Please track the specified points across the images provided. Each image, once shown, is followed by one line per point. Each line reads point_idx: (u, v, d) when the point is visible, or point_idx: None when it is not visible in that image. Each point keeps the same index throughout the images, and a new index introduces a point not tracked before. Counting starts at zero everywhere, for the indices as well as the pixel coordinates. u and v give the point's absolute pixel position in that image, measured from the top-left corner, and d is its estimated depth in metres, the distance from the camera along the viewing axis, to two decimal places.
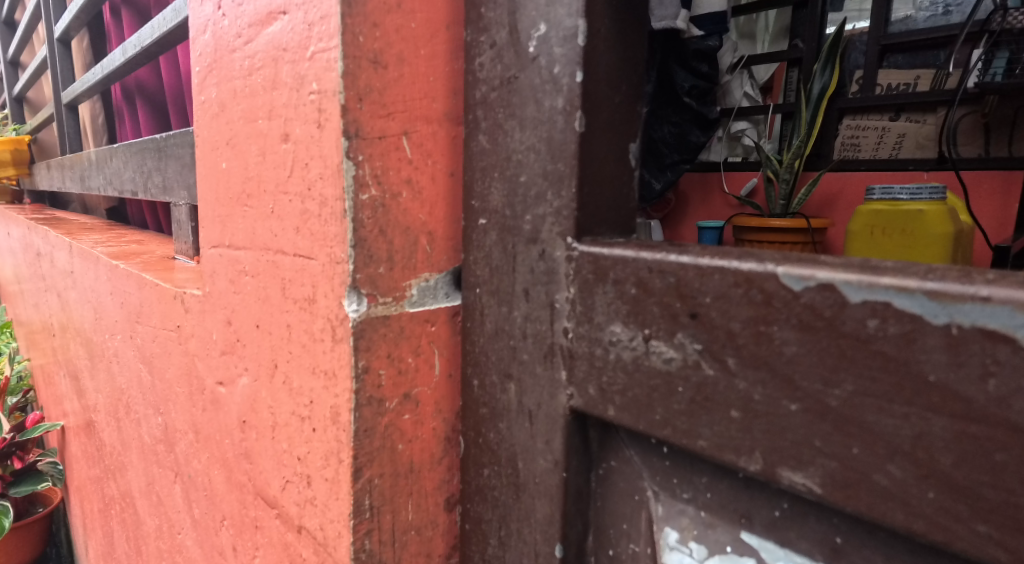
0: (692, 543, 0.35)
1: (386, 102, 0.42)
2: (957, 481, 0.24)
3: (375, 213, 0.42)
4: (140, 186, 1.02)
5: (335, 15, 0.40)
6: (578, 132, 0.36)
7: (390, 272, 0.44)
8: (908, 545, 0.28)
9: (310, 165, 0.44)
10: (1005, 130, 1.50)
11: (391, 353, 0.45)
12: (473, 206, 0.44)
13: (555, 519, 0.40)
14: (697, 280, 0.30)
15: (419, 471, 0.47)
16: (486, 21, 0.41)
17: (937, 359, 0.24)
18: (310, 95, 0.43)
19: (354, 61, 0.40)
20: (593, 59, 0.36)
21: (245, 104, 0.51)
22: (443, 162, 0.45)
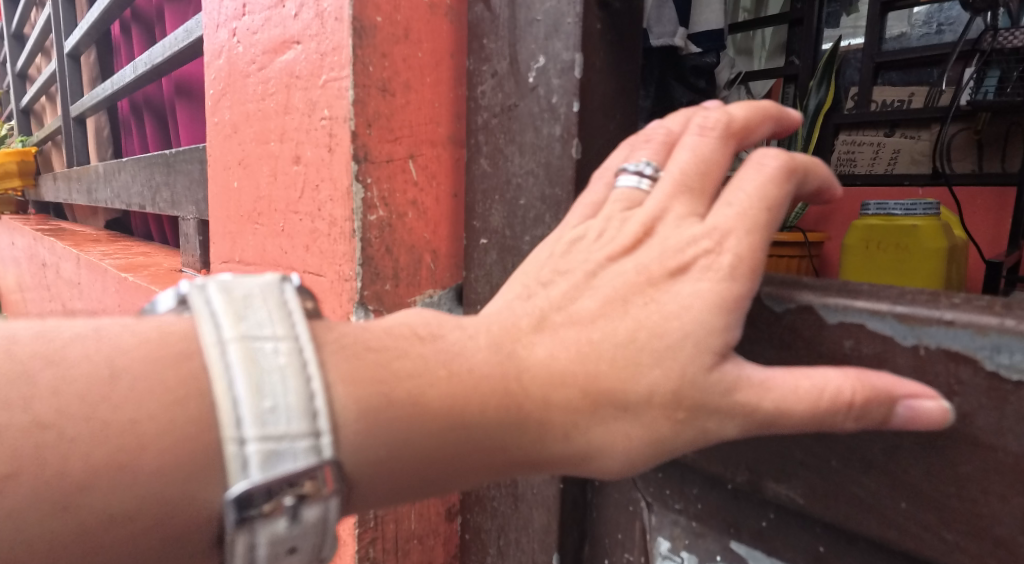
0: (682, 552, 0.37)
1: (394, 127, 0.44)
2: (927, 491, 0.26)
3: (381, 233, 0.44)
4: (147, 200, 1.04)
5: (346, 46, 0.41)
6: (575, 159, 0.38)
7: (395, 288, 0.46)
8: (885, 553, 0.30)
9: (321, 187, 0.46)
10: (998, 147, 1.35)
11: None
12: (473, 226, 0.46)
13: (551, 529, 0.42)
14: None
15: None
16: (488, 52, 0.43)
17: (906, 378, 0.26)
18: (322, 120, 0.45)
19: (364, 90, 0.42)
20: (589, 90, 0.38)
21: (257, 127, 0.53)
22: (446, 183, 0.48)
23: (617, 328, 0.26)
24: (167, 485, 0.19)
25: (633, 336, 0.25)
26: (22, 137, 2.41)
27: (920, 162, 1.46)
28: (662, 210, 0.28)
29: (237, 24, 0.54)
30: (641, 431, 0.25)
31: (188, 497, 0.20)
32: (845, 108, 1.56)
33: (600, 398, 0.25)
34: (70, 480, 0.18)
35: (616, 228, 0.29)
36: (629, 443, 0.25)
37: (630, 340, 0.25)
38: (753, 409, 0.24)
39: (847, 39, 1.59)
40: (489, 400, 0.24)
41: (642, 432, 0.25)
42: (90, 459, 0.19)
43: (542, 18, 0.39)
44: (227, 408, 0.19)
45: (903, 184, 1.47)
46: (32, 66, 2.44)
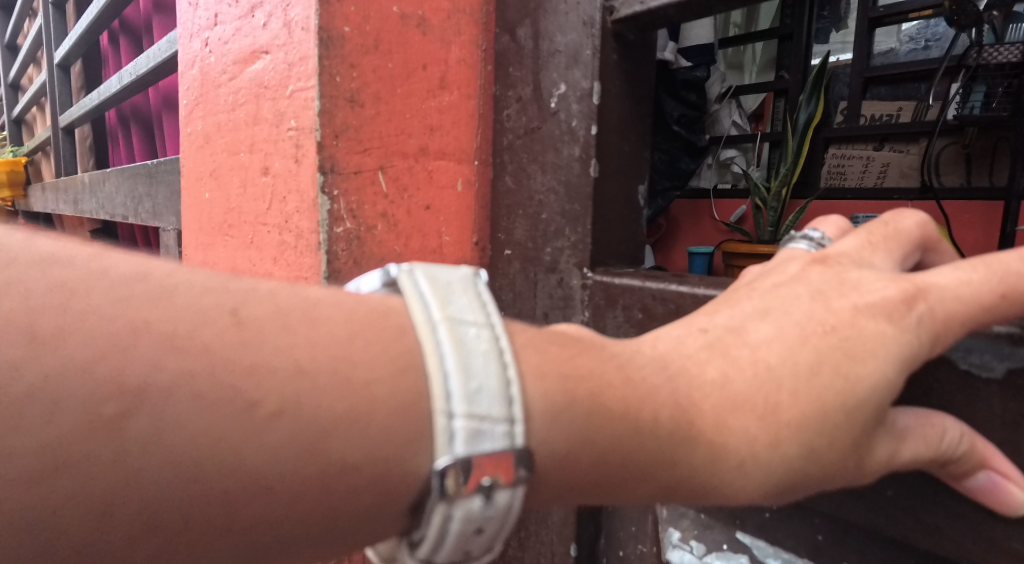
0: (692, 541, 0.38)
1: (363, 138, 0.40)
2: (913, 485, 0.30)
3: (349, 246, 0.40)
4: (130, 210, 1.05)
5: (312, 57, 0.37)
6: (593, 176, 0.43)
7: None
8: (878, 544, 0.33)
9: (289, 199, 0.44)
10: (985, 162, 1.39)
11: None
12: (498, 239, 0.45)
13: (569, 521, 0.43)
14: (692, 307, 0.35)
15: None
16: (513, 79, 0.43)
17: None
18: (287, 132, 0.43)
19: (331, 100, 0.38)
20: (607, 114, 0.43)
21: (229, 138, 0.52)
22: (417, 195, 0.43)
23: (798, 356, 0.26)
24: (388, 445, 0.19)
25: (815, 370, 0.25)
26: (14, 148, 2.42)
27: (909, 175, 1.50)
28: (842, 253, 0.31)
29: (210, 34, 0.54)
30: (804, 463, 0.25)
31: (397, 463, 0.19)
32: (834, 122, 1.61)
33: (784, 431, 0.24)
34: (317, 428, 0.18)
35: (785, 269, 0.31)
36: (787, 476, 0.25)
37: (815, 372, 0.25)
38: (894, 463, 0.26)
39: (836, 55, 1.64)
40: (661, 411, 0.24)
41: (805, 462, 0.24)
42: (335, 408, 0.19)
43: (563, 49, 0.42)
44: (437, 383, 0.19)
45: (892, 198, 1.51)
46: (24, 76, 2.45)
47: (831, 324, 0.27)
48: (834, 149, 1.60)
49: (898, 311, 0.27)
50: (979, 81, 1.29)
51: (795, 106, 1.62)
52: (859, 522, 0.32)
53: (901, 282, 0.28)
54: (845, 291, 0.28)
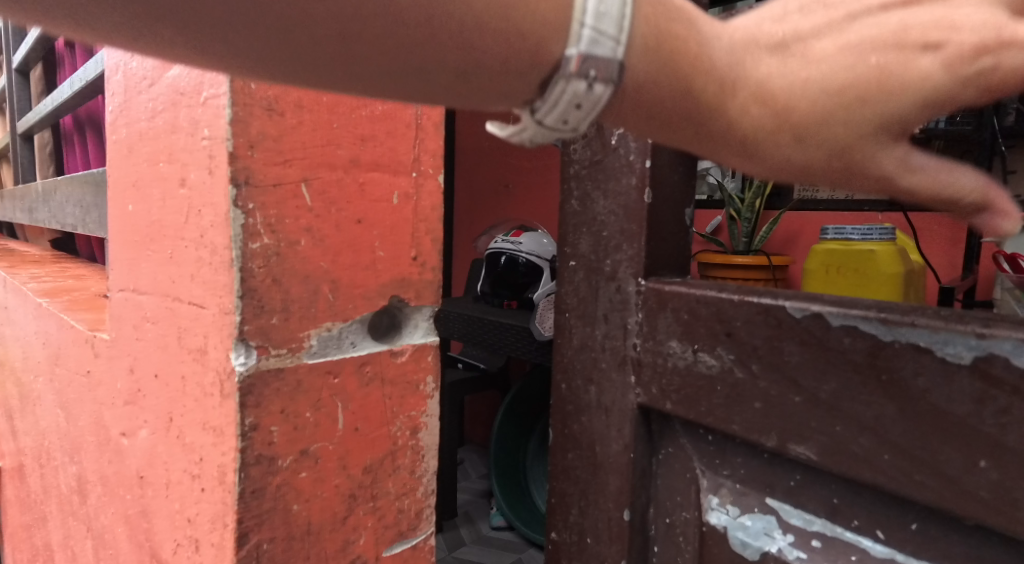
0: (728, 504, 0.46)
1: (282, 149, 0.49)
2: (909, 450, 0.37)
3: (266, 262, 0.49)
4: (78, 221, 0.92)
5: (224, 76, 0.46)
6: (648, 203, 0.47)
7: (284, 322, 0.50)
8: (883, 501, 0.39)
9: (203, 212, 0.50)
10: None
11: (286, 409, 0.51)
12: (565, 251, 0.54)
13: (624, 490, 0.50)
14: (732, 309, 0.44)
15: (379, 482, 0.59)
16: None
17: (859, 357, 0.39)
18: (203, 141, 0.49)
19: (245, 108, 0.47)
20: (659, 151, 0.48)
21: (149, 144, 0.57)
22: (348, 208, 0.53)
23: (826, 80, 0.37)
24: (544, 25, 0.32)
25: (833, 94, 0.37)
26: None
27: None
28: (912, 14, 0.39)
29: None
30: (787, 149, 0.38)
31: (547, 38, 0.32)
32: None
33: (785, 125, 0.38)
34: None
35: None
36: (770, 145, 0.39)
37: (832, 95, 0.37)
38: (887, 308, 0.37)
39: None
40: (718, 80, 0.37)
41: (790, 148, 0.38)
42: None
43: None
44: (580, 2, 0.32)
45: (863, 210, 1.61)
46: None
47: (866, 68, 0.37)
48: None
49: (919, 66, 0.37)
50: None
51: None
52: (874, 484, 0.38)
53: (934, 73, 0.37)
54: (892, 39, 0.37)
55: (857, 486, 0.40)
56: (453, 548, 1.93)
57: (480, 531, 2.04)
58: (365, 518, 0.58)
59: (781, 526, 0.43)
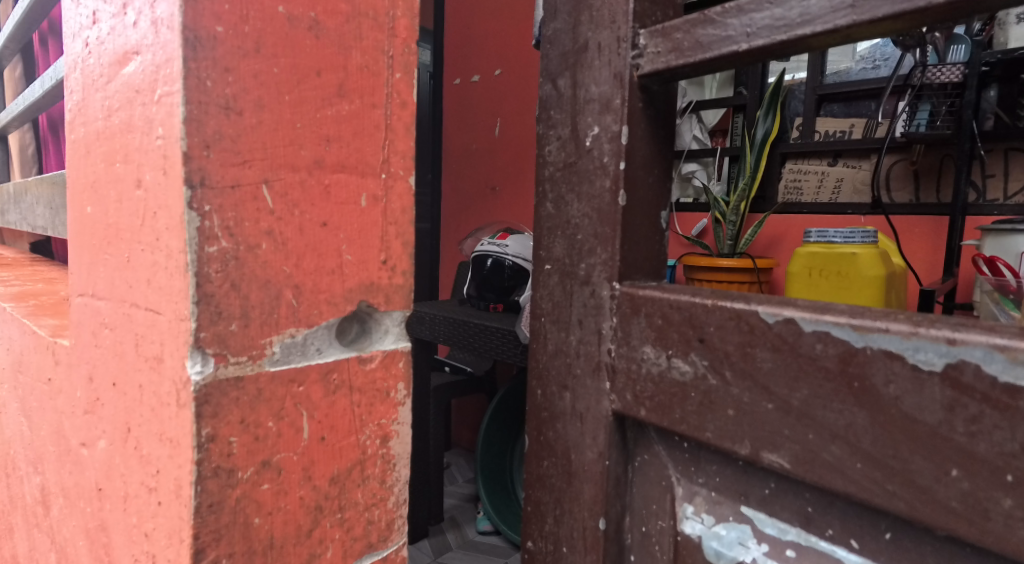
0: (703, 513, 0.45)
1: (241, 149, 0.41)
2: (880, 460, 0.36)
3: (225, 267, 0.40)
4: (49, 222, 0.90)
5: (178, 58, 0.38)
6: (621, 205, 0.46)
7: (244, 329, 0.42)
8: (857, 510, 0.38)
9: (159, 215, 0.42)
10: (932, 178, 1.52)
11: (245, 419, 0.43)
12: (540, 255, 0.53)
13: (598, 499, 0.49)
14: (705, 315, 0.43)
15: (346, 493, 0.49)
16: (554, 120, 0.51)
17: (831, 364, 0.38)
18: (157, 140, 0.41)
19: (200, 107, 0.39)
20: (633, 152, 0.46)
21: (105, 147, 0.49)
22: (313, 212, 0.45)
23: None
24: None
25: None
26: None
27: (863, 191, 1.63)
28: None
29: (89, 33, 0.51)
30: None
31: None
32: (790, 137, 1.73)
33: None
34: None
35: None
36: None
37: None
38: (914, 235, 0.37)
39: (791, 73, 1.74)
40: None
41: None
42: None
43: (596, 98, 0.47)
44: None
45: (846, 212, 1.63)
46: None
47: None
48: (791, 164, 1.73)
49: None
50: (924, 100, 1.42)
51: (754, 121, 1.73)
52: (846, 494, 0.38)
53: None
54: None
55: (831, 495, 0.39)
56: (439, 552, 1.91)
57: (466, 536, 2.01)
58: (332, 531, 0.49)
59: (755, 536, 0.42)
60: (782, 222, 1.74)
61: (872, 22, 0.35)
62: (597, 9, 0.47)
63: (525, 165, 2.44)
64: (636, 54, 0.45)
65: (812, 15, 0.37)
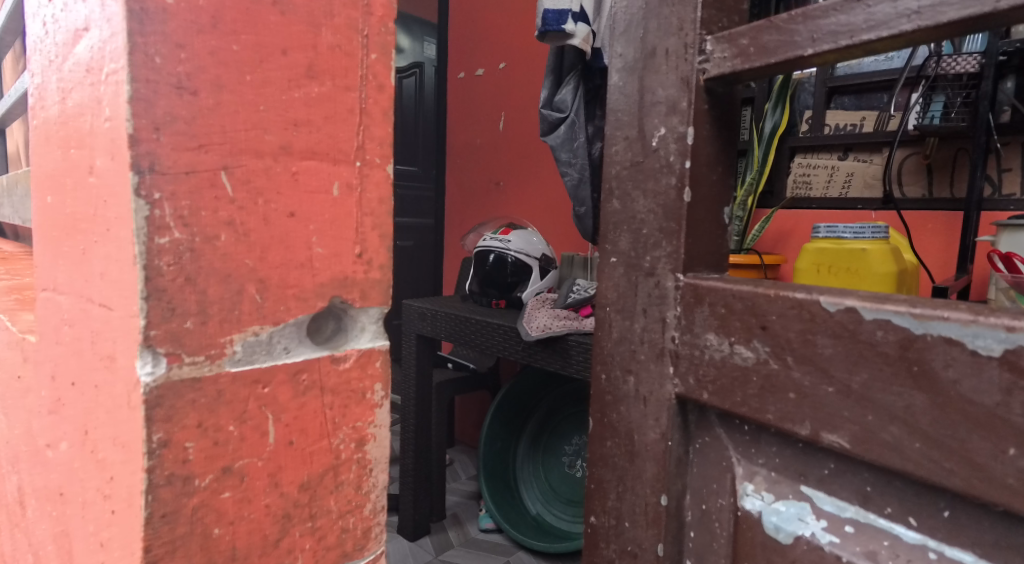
0: (762, 491, 0.48)
1: (196, 133, 0.42)
2: (940, 441, 0.39)
3: (178, 259, 0.42)
4: None
5: (122, 32, 0.39)
6: (687, 201, 0.49)
7: (201, 327, 0.44)
8: (915, 489, 0.41)
9: (110, 203, 0.43)
10: (946, 173, 1.51)
11: (203, 423, 0.45)
12: (605, 248, 0.56)
13: (660, 476, 0.52)
14: (767, 304, 0.46)
15: (318, 500, 0.52)
16: (621, 122, 0.54)
17: (891, 351, 0.41)
18: (106, 121, 0.42)
19: (149, 85, 0.40)
20: (697, 151, 0.49)
21: (61, 132, 0.50)
22: (278, 201, 0.46)
23: None
24: None
25: None
26: None
27: (873, 186, 1.62)
28: None
29: (47, 14, 0.52)
30: None
31: None
32: (800, 131, 1.72)
33: None
34: None
35: None
36: None
37: None
38: None
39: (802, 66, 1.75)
40: None
41: None
42: None
43: (663, 100, 0.50)
44: None
45: (857, 207, 1.64)
46: None
47: None
48: (800, 158, 1.72)
49: None
50: (938, 92, 1.38)
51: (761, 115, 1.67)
52: (906, 473, 0.40)
53: None
54: None
55: (890, 475, 0.42)
56: (440, 551, 1.93)
57: (468, 534, 2.05)
58: (303, 540, 0.52)
59: (814, 512, 0.45)
60: (792, 216, 1.76)
61: (936, 28, 0.37)
62: (664, 17, 0.50)
63: (529, 159, 2.47)
64: (703, 59, 0.48)
65: (878, 20, 0.39)
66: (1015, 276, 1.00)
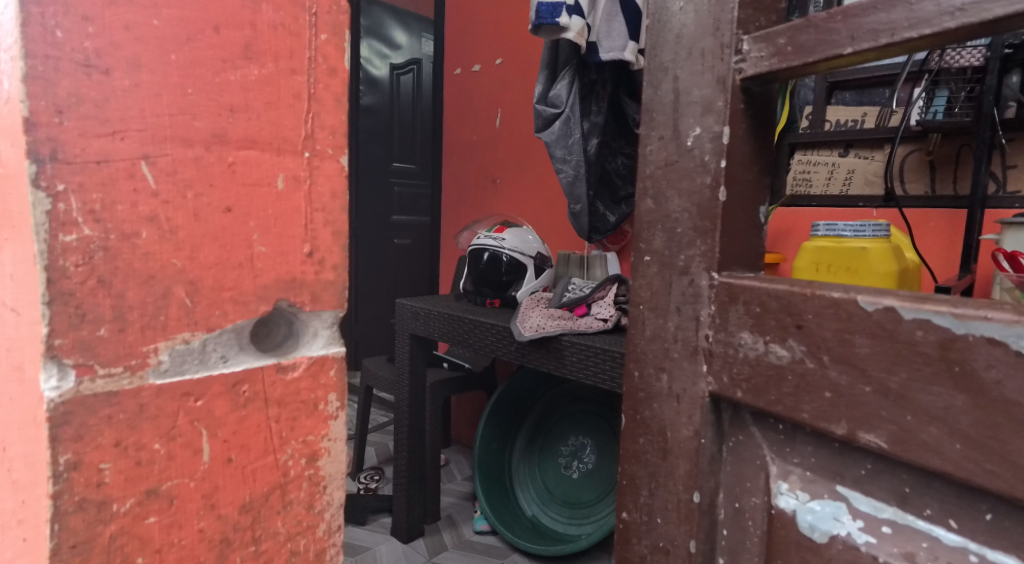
0: (797, 490, 0.48)
1: (108, 118, 0.42)
2: (981, 442, 0.38)
3: (87, 259, 0.42)
4: None
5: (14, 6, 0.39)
6: (722, 200, 0.49)
7: (117, 335, 0.44)
8: (954, 490, 0.40)
9: (15, 193, 0.42)
10: (949, 169, 1.47)
11: (122, 442, 0.44)
12: (639, 247, 0.56)
13: (693, 473, 0.53)
14: (803, 302, 0.46)
15: (263, 521, 0.53)
16: (655, 122, 0.54)
17: (932, 350, 0.40)
18: (5, 101, 0.41)
19: (48, 62, 0.40)
20: (733, 151, 0.49)
21: None
22: (211, 194, 0.46)
23: None
24: None
25: None
26: None
27: (874, 183, 1.57)
28: None
29: None
30: None
31: None
32: (800, 127, 1.68)
33: None
34: None
35: None
36: None
37: None
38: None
39: None
40: None
41: None
42: None
43: (698, 100, 0.50)
44: None
45: (857, 205, 1.59)
46: None
47: None
48: (800, 155, 1.68)
49: None
50: (941, 87, 1.39)
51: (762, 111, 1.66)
52: (943, 473, 0.40)
53: None
54: None
55: (927, 476, 0.41)
56: (433, 553, 1.92)
57: (462, 535, 2.03)
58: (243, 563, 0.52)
59: (850, 512, 0.45)
60: (789, 214, 1.71)
61: (980, 25, 0.37)
62: (699, 16, 0.50)
63: (524, 156, 2.47)
64: (739, 59, 0.48)
65: (920, 18, 0.39)
66: (1018, 274, 0.97)
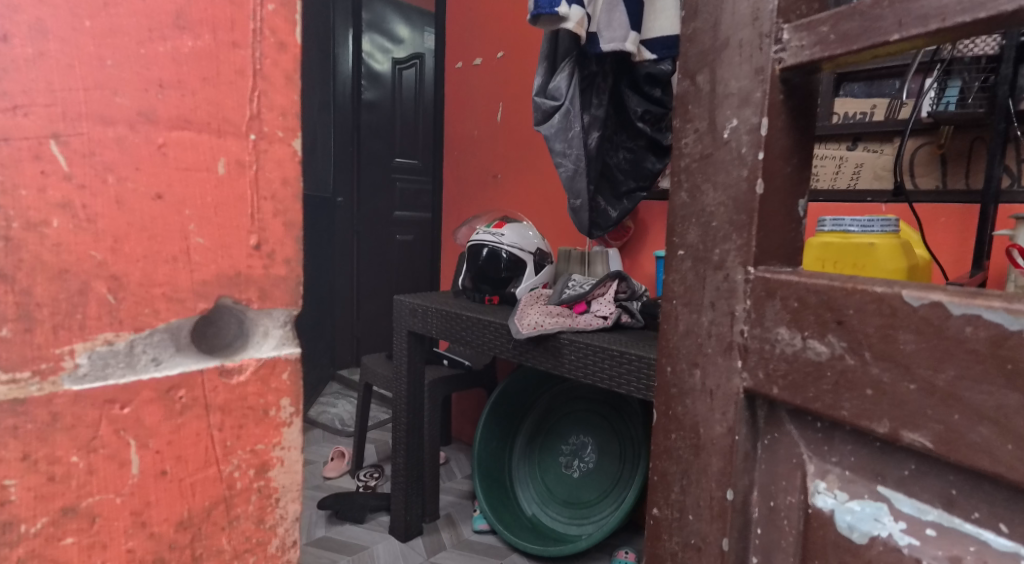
0: (835, 490, 0.47)
1: (8, 89, 0.34)
2: None
3: None
4: None
5: None
6: (759, 193, 0.48)
7: (22, 336, 0.36)
8: (1006, 493, 0.38)
9: None
10: (961, 163, 1.42)
11: (30, 456, 0.37)
12: (673, 241, 0.55)
13: (727, 471, 0.52)
14: (844, 297, 0.44)
15: (203, 539, 0.43)
16: (692, 114, 0.52)
17: (982, 347, 0.38)
18: None
19: None
20: (771, 143, 0.48)
21: None
22: (137, 178, 0.38)
23: None
24: None
25: None
26: None
27: (884, 177, 1.53)
28: None
29: None
30: None
31: None
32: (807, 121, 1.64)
33: None
34: None
35: None
36: None
37: None
38: None
39: None
40: None
41: None
42: None
43: (735, 92, 0.49)
44: None
45: (866, 200, 1.55)
46: None
47: None
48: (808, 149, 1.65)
49: None
50: (953, 77, 1.33)
51: None
52: (994, 475, 0.38)
53: None
54: None
55: (976, 478, 0.40)
56: (432, 552, 1.92)
57: (461, 535, 2.03)
58: None
59: (892, 513, 0.44)
60: None
61: None
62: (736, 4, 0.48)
63: (525, 151, 2.45)
64: (779, 48, 0.46)
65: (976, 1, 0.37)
66: None
